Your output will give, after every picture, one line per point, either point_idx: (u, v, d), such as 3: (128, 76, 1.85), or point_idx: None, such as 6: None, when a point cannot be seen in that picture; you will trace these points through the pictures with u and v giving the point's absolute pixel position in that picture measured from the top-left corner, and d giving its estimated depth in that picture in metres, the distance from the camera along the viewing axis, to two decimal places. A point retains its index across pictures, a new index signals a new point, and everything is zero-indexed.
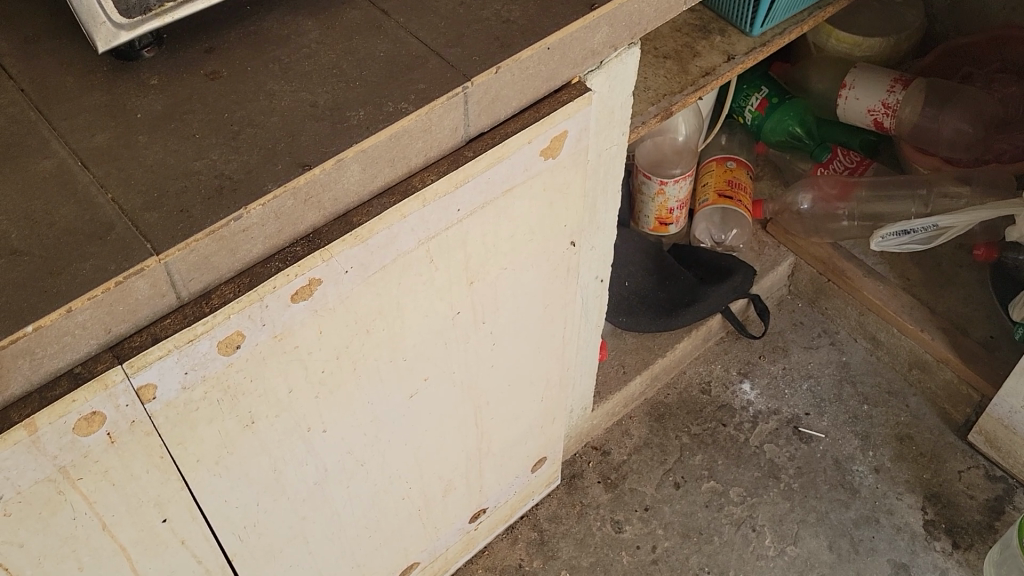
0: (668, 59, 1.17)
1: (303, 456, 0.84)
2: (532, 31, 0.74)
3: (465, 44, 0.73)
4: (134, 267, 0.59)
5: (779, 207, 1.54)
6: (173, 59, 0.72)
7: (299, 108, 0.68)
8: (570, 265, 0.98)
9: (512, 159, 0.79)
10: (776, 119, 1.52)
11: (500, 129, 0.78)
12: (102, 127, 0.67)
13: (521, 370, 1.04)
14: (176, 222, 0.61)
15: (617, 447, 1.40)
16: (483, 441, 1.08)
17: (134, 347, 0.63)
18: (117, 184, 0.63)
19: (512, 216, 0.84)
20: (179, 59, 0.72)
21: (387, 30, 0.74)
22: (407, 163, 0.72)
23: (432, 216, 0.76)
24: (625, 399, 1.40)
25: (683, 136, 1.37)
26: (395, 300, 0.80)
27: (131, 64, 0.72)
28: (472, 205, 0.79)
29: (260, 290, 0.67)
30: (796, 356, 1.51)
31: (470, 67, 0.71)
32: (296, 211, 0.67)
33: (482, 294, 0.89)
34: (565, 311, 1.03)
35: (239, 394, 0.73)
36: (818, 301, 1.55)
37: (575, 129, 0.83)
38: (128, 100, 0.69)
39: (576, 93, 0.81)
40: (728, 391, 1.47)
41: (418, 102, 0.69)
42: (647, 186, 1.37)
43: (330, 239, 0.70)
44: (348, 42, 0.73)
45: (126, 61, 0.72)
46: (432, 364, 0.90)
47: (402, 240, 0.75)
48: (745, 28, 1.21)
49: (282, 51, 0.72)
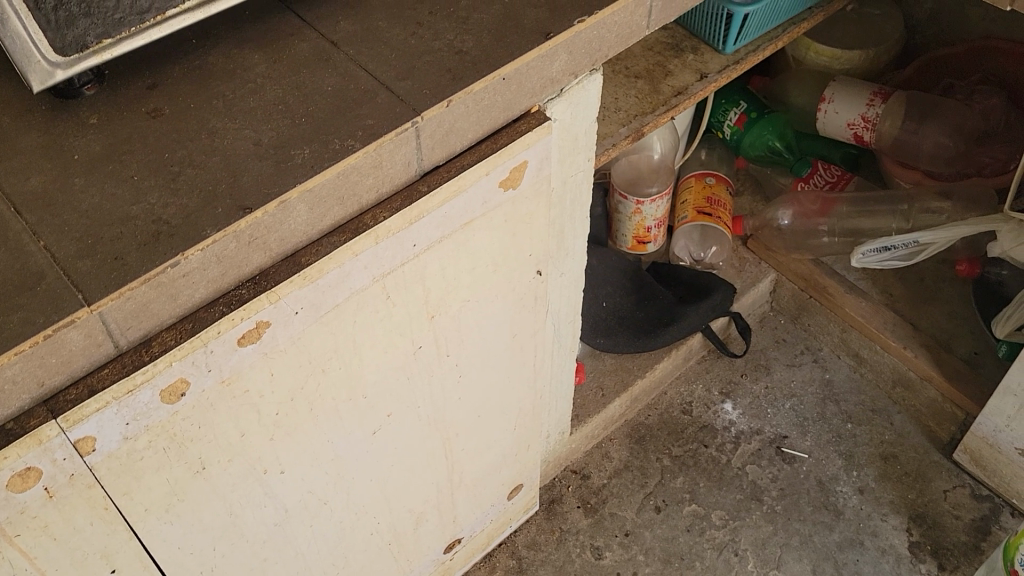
0: (639, 79, 1.15)
1: (260, 499, 0.81)
2: (486, 62, 0.71)
3: (416, 76, 0.70)
4: (64, 319, 0.57)
5: (759, 223, 1.51)
6: (114, 97, 0.70)
7: (242, 147, 0.66)
8: (538, 294, 0.96)
9: (470, 192, 0.77)
10: (755, 135, 1.49)
11: (456, 162, 0.75)
12: (38, 170, 0.65)
13: (491, 400, 1.02)
14: (109, 272, 0.59)
15: (597, 470, 1.38)
16: (454, 473, 1.06)
17: (69, 401, 0.61)
18: (51, 231, 0.61)
19: (472, 249, 0.82)
20: (121, 96, 0.70)
21: (335, 63, 0.72)
22: (357, 200, 0.70)
23: (386, 253, 0.74)
24: (604, 421, 1.38)
25: (659, 154, 1.35)
26: (351, 339, 0.77)
27: (71, 102, 0.69)
28: (430, 240, 0.77)
29: (203, 336, 0.65)
30: (779, 375, 1.48)
31: (420, 100, 0.69)
32: (239, 253, 0.65)
33: (445, 328, 0.87)
34: (535, 339, 1.01)
35: (186, 441, 0.70)
36: (800, 317, 1.53)
37: (535, 159, 0.81)
38: (65, 141, 0.66)
39: (535, 122, 0.79)
40: (709, 411, 1.44)
41: (365, 139, 0.66)
42: (624, 205, 1.35)
43: (277, 281, 0.68)
44: (295, 75, 0.71)
45: (66, 99, 0.69)
46: (394, 400, 0.88)
47: (355, 277, 0.73)
48: (718, 45, 1.18)
49: (227, 87, 0.70)
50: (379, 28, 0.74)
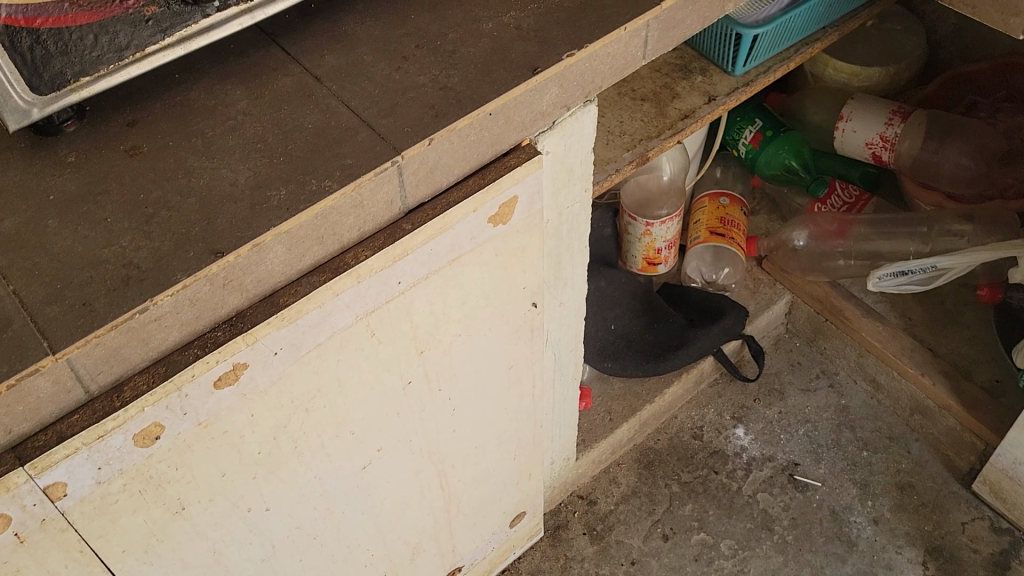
0: (645, 102, 1.13)
1: (245, 536, 0.80)
2: (470, 99, 0.70)
3: (399, 113, 0.69)
4: (28, 368, 0.56)
5: (773, 244, 1.48)
6: (94, 135, 0.69)
7: (218, 187, 0.65)
8: (534, 326, 0.94)
9: (456, 228, 0.75)
10: (771, 153, 1.45)
11: (442, 198, 0.74)
12: (13, 211, 0.64)
13: (488, 431, 1.00)
14: (76, 318, 0.58)
15: (604, 496, 1.35)
16: (451, 503, 1.04)
17: (37, 447, 0.60)
18: (22, 275, 0.60)
19: (461, 284, 0.80)
20: (101, 133, 0.69)
21: (317, 99, 0.70)
22: (337, 239, 0.69)
23: (369, 292, 0.72)
24: (612, 446, 1.36)
25: (668, 175, 1.32)
26: (335, 377, 0.76)
27: (50, 139, 0.69)
28: (415, 277, 0.75)
29: (177, 380, 0.64)
30: (793, 400, 1.45)
31: (401, 139, 0.67)
32: (214, 296, 0.63)
33: (436, 363, 0.85)
34: (532, 370, 0.99)
35: (164, 483, 0.69)
36: (816, 340, 1.50)
37: (526, 193, 0.79)
38: (42, 180, 0.66)
39: (525, 156, 0.77)
40: (721, 437, 1.41)
41: (343, 180, 0.65)
42: (633, 227, 1.32)
43: (253, 322, 0.66)
44: (276, 112, 0.69)
45: (46, 136, 0.69)
46: (384, 435, 0.86)
47: (337, 317, 0.72)
48: (727, 67, 1.16)
49: (207, 124, 0.69)
50: (364, 62, 0.72)
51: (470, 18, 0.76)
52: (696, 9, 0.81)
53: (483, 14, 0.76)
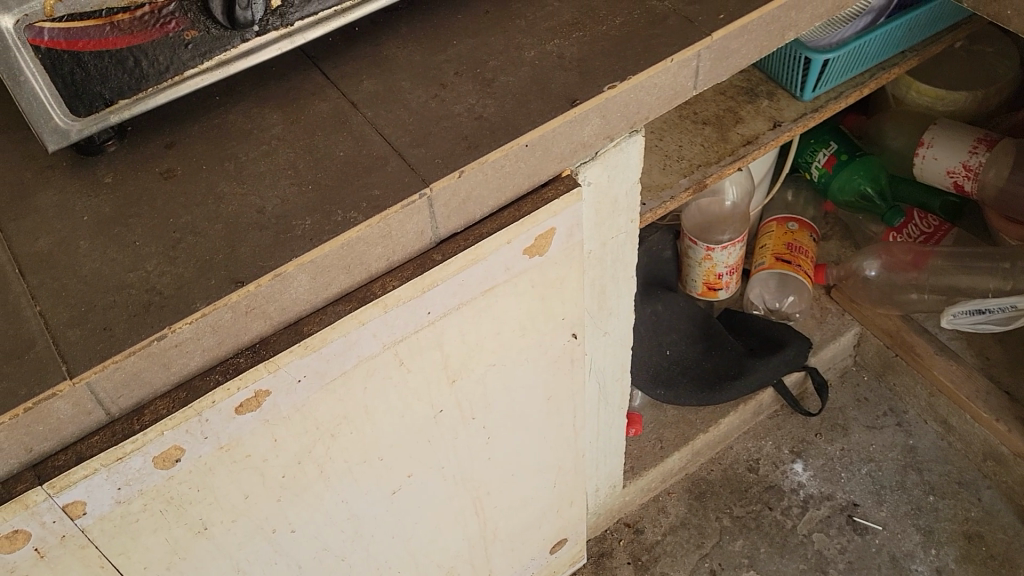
0: (707, 126, 1.09)
1: (270, 556, 0.80)
2: (504, 129, 0.68)
3: (431, 144, 0.67)
4: (45, 392, 0.57)
5: (843, 273, 1.43)
6: (132, 156, 0.70)
7: (246, 214, 0.65)
8: (575, 357, 0.91)
9: (489, 260, 0.73)
10: (845, 179, 1.39)
11: (475, 229, 0.72)
12: (48, 231, 0.65)
13: (526, 459, 0.98)
14: (96, 343, 0.59)
15: (651, 525, 1.32)
16: (487, 528, 1.03)
17: (56, 467, 0.61)
18: (49, 296, 0.61)
19: (496, 315, 0.79)
20: (139, 155, 0.70)
21: (352, 126, 0.70)
22: (365, 268, 0.68)
23: (397, 321, 0.71)
24: (662, 475, 1.32)
25: (732, 200, 1.28)
26: (362, 404, 0.75)
27: (91, 158, 0.70)
28: (446, 307, 0.74)
29: (196, 406, 0.64)
30: (857, 437, 1.39)
31: (431, 170, 0.66)
32: (236, 323, 0.63)
33: (469, 392, 0.83)
34: (573, 400, 0.97)
35: (185, 504, 0.69)
36: (885, 375, 1.43)
37: (565, 225, 0.77)
38: (79, 200, 0.67)
39: (563, 188, 0.75)
40: (778, 471, 1.36)
41: (369, 211, 0.64)
42: (693, 251, 1.28)
43: (276, 349, 0.66)
44: (309, 138, 0.69)
45: (87, 156, 0.70)
46: (415, 461, 0.85)
47: (363, 345, 0.71)
48: (796, 92, 1.11)
49: (241, 148, 0.69)
50: (401, 88, 0.72)
51: (512, 45, 0.74)
52: (751, 38, 0.78)
53: (526, 41, 0.75)
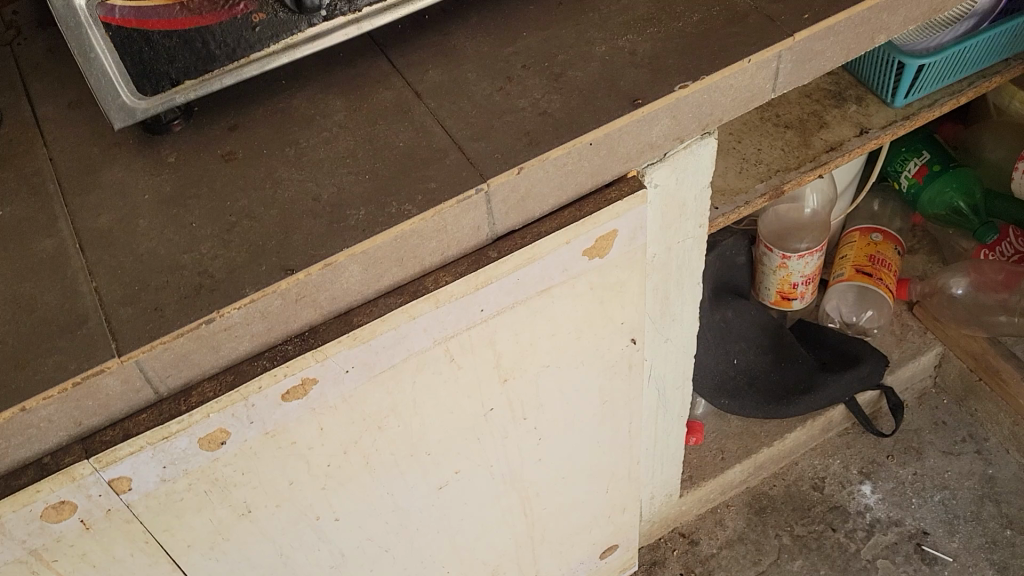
0: (789, 129, 1.05)
1: (312, 542, 0.80)
2: (568, 127, 0.66)
3: (492, 138, 0.66)
4: (94, 368, 0.57)
5: (928, 290, 1.36)
6: (196, 137, 0.70)
7: (301, 201, 0.64)
8: (633, 362, 0.89)
9: (546, 260, 0.71)
10: (935, 191, 1.33)
11: (533, 227, 0.70)
12: (110, 208, 0.66)
13: (578, 463, 0.96)
14: (146, 322, 0.59)
15: (708, 537, 1.29)
16: (535, 530, 1.01)
17: (103, 442, 0.62)
18: (105, 273, 0.62)
19: (551, 316, 0.77)
20: (203, 135, 0.70)
21: (414, 116, 0.69)
22: (419, 262, 0.67)
23: (449, 317, 0.70)
24: (722, 487, 1.29)
25: (811, 208, 1.24)
26: (410, 398, 0.74)
27: (157, 137, 0.70)
28: (500, 305, 0.72)
29: (243, 390, 0.64)
30: (932, 462, 1.32)
31: (490, 165, 0.64)
32: (286, 310, 0.63)
33: (521, 392, 0.82)
34: (630, 406, 0.94)
35: (229, 486, 0.70)
36: (967, 400, 1.36)
37: (628, 228, 0.74)
38: (141, 179, 0.67)
39: (628, 189, 0.72)
40: (844, 492, 1.31)
41: (424, 205, 0.63)
42: (769, 258, 1.23)
43: (325, 339, 0.65)
44: (371, 126, 0.68)
45: (153, 134, 0.71)
46: (463, 458, 0.84)
47: (414, 339, 0.70)
48: (886, 97, 1.06)
49: (302, 134, 0.69)
50: (466, 79, 0.70)
51: (583, 40, 0.72)
52: (837, 41, 0.74)
53: (598, 36, 0.72)
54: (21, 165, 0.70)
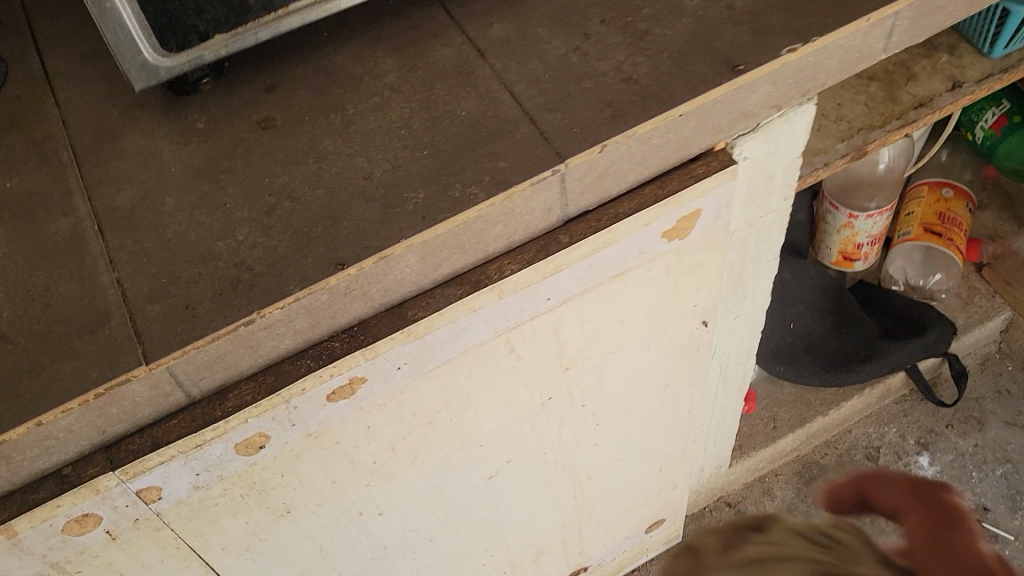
0: (873, 81, 0.95)
1: (354, 537, 0.74)
2: (657, 96, 0.57)
3: (569, 108, 0.57)
4: (118, 377, 0.50)
5: (999, 251, 1.29)
6: (228, 99, 0.61)
7: (350, 180, 0.56)
8: (701, 345, 0.81)
9: (622, 244, 0.63)
10: (1013, 144, 1.22)
11: (610, 207, 0.62)
12: (132, 182, 0.58)
13: (633, 445, 0.90)
14: (176, 323, 0.51)
15: (755, 508, 1.23)
16: (583, 510, 0.95)
17: (130, 452, 0.55)
18: (129, 261, 0.54)
19: (621, 302, 0.69)
20: (236, 97, 0.61)
21: (477, 79, 0.60)
22: (482, 248, 0.59)
23: (512, 308, 0.62)
24: (772, 456, 1.22)
25: (885, 162, 1.11)
26: (465, 392, 0.67)
27: (184, 98, 0.62)
28: (568, 293, 0.64)
29: (285, 393, 0.57)
30: (994, 433, 1.25)
31: (567, 141, 0.56)
32: (333, 305, 0.55)
33: (582, 379, 0.75)
34: (692, 387, 0.87)
35: (268, 489, 0.63)
36: None
37: (712, 207, 0.66)
38: (167, 149, 0.59)
39: (716, 164, 0.63)
40: (900, 463, 1.25)
41: (492, 188, 0.54)
42: (833, 215, 1.12)
43: (376, 335, 0.58)
44: (428, 91, 0.60)
45: (180, 95, 0.62)
46: (516, 447, 0.77)
47: (473, 332, 0.62)
48: (982, 47, 0.96)
49: (350, 99, 0.60)
50: (537, 36, 0.61)
51: None
52: None
53: None
54: (33, 129, 0.62)
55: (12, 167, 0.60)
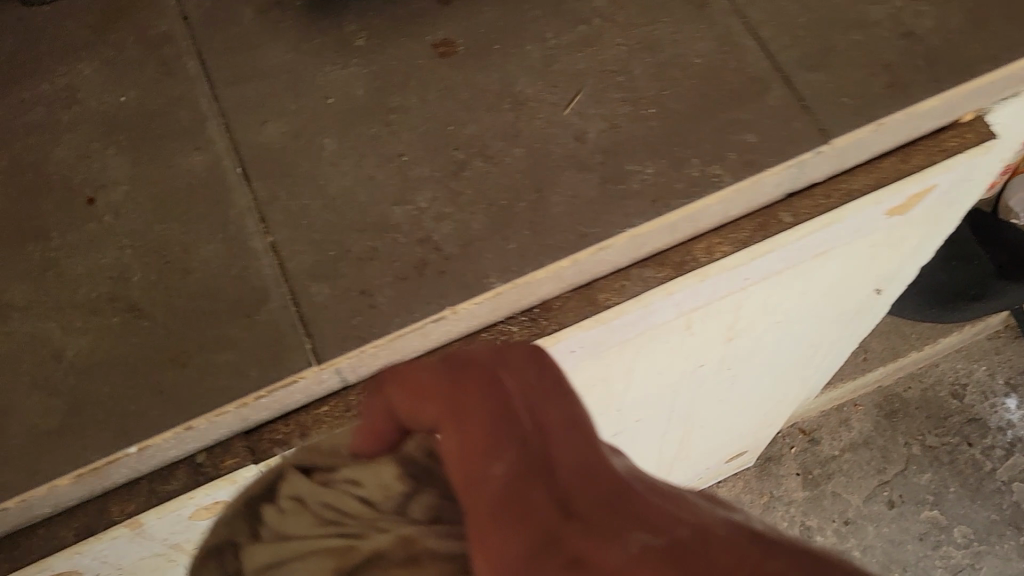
0: None
1: None
2: (949, 61, 0.46)
3: (833, 69, 0.46)
4: (283, 378, 0.41)
5: None
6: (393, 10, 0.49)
7: (557, 139, 0.45)
8: (862, 310, 0.72)
9: (845, 223, 0.53)
10: None
11: (841, 182, 0.52)
12: (279, 112, 0.47)
13: (753, 398, 0.82)
14: (351, 313, 0.42)
15: (829, 438, 1.18)
16: (680, 452, 0.89)
17: (273, 442, 0.46)
18: (285, 221, 0.44)
19: (813, 277, 0.59)
20: (403, 8, 0.49)
21: (711, 15, 0.48)
22: (695, 226, 0.49)
23: (708, 289, 0.53)
24: (856, 388, 1.17)
25: None
26: (624, 365, 0.59)
27: (337, 4, 0.50)
28: (768, 271, 0.55)
29: None
30: None
31: (832, 114, 0.45)
32: (526, 292, 0.46)
33: (739, 346, 0.66)
34: (833, 347, 0.79)
35: None
36: None
37: (949, 183, 0.55)
38: (320, 70, 0.48)
39: (971, 137, 0.53)
40: (985, 403, 1.19)
41: (738, 168, 0.44)
42: None
43: (562, 322, 0.49)
44: (649, 25, 0.48)
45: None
46: (649, 407, 0.70)
47: (659, 313, 0.53)
48: None
49: (549, 26, 0.48)
50: None
51: None
52: None
53: None
54: (146, 24, 0.50)
55: (124, 74, 0.48)
